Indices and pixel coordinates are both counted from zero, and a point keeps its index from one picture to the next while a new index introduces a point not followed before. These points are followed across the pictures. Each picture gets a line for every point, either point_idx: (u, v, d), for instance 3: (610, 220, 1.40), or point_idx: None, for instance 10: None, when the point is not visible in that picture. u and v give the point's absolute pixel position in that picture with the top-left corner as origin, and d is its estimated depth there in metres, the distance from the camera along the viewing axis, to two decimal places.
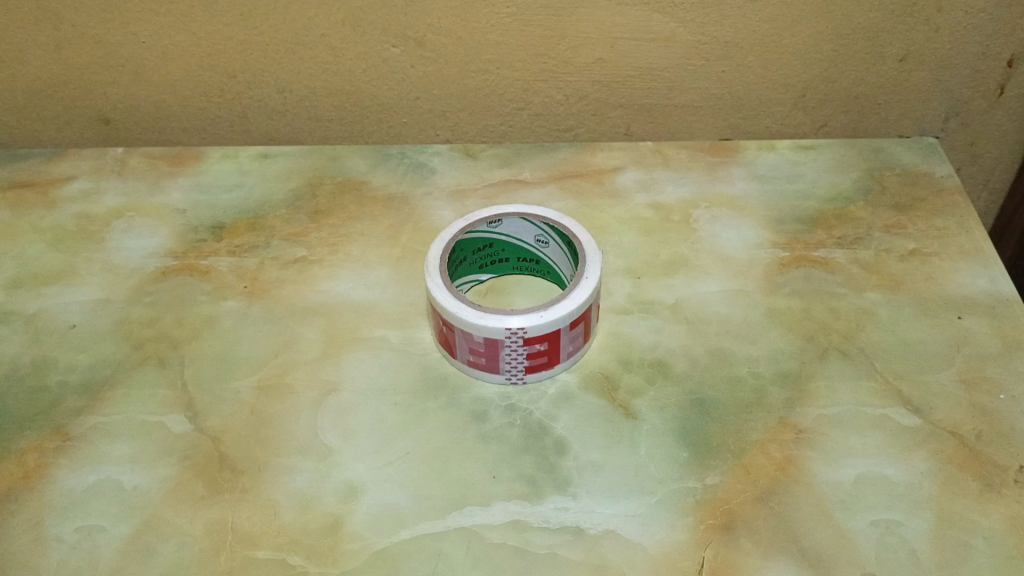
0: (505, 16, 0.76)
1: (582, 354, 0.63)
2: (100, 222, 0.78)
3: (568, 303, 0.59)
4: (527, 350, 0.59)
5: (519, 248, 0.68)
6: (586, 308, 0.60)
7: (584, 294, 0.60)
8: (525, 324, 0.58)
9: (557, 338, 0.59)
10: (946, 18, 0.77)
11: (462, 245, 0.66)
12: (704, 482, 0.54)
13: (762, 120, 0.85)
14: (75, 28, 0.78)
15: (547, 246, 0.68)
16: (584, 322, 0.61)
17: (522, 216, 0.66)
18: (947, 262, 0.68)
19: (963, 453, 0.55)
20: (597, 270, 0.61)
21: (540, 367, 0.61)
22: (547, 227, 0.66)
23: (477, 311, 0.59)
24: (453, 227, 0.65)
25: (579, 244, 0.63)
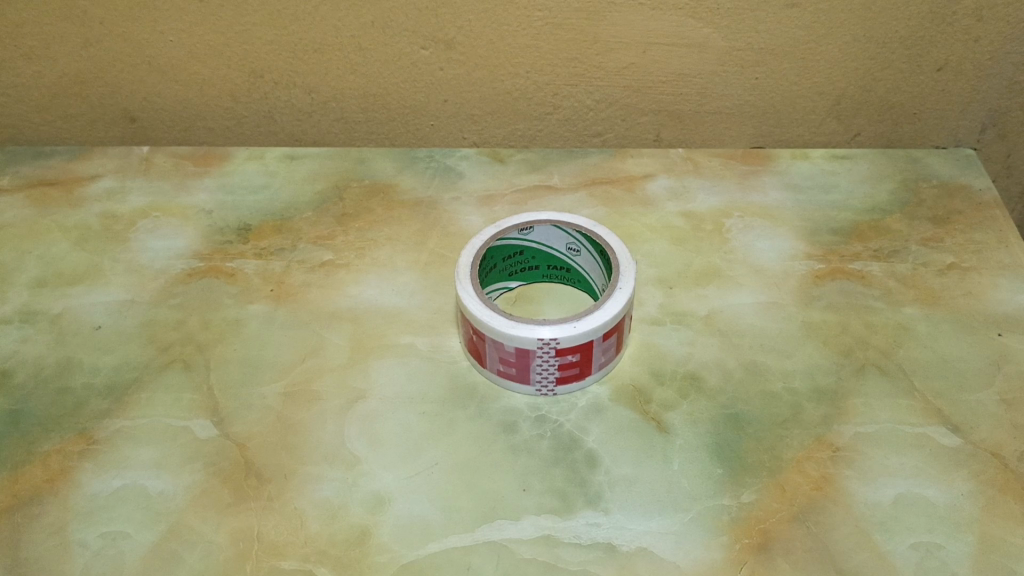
0: (537, 19, 0.75)
1: (614, 365, 0.62)
2: (125, 221, 0.77)
3: (602, 314, 0.58)
4: (558, 361, 0.58)
5: (549, 255, 0.68)
6: (619, 318, 0.59)
7: (619, 305, 0.59)
8: (558, 334, 0.57)
9: (590, 350, 0.58)
10: (986, 28, 0.75)
11: (491, 253, 0.65)
12: (739, 499, 0.53)
13: (795, 128, 0.83)
14: (103, 25, 0.78)
15: (578, 254, 0.67)
16: (617, 334, 0.60)
17: (554, 223, 0.65)
18: (986, 278, 0.67)
19: (1005, 474, 0.54)
20: (631, 279, 0.60)
21: (572, 379, 0.60)
22: (579, 235, 0.65)
23: (509, 320, 0.58)
24: (483, 233, 0.64)
25: (612, 254, 0.62)
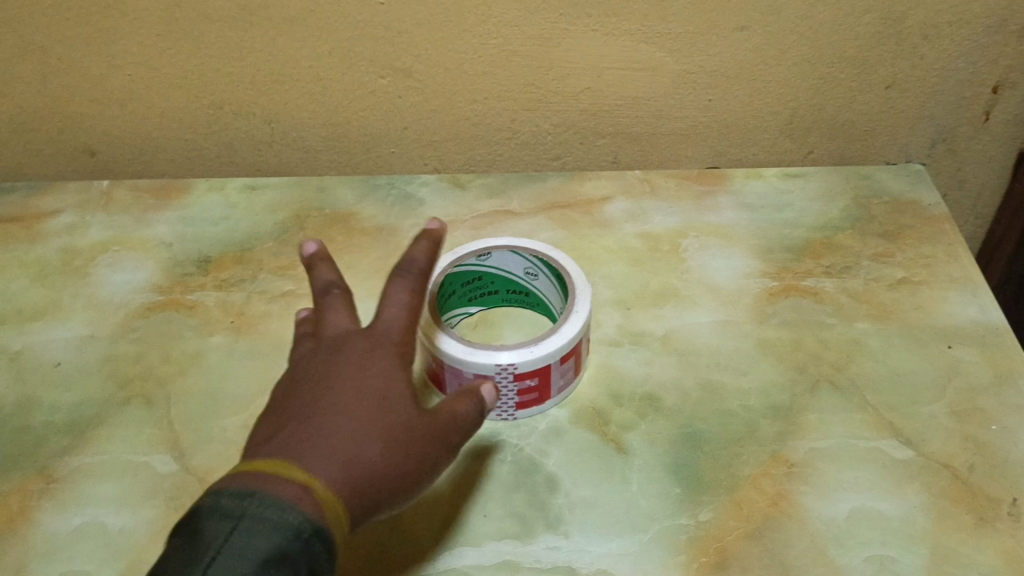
0: (492, 47, 0.76)
1: (573, 388, 0.62)
2: (85, 256, 0.78)
3: (558, 338, 0.59)
4: (517, 386, 0.59)
5: (508, 280, 0.68)
6: (576, 342, 0.60)
7: (575, 330, 0.59)
8: (515, 360, 0.57)
9: (547, 374, 0.59)
10: (931, 46, 0.77)
11: (450, 280, 0.65)
12: (696, 518, 0.54)
13: (749, 147, 0.85)
14: (60, 61, 0.78)
15: (536, 278, 0.67)
16: (574, 358, 0.60)
17: (511, 249, 0.66)
18: (936, 291, 0.69)
19: (956, 485, 0.55)
20: (587, 303, 0.61)
21: (531, 404, 0.60)
22: (536, 260, 0.66)
23: (467, 347, 0.58)
24: (441, 261, 0.65)
25: (568, 278, 0.63)
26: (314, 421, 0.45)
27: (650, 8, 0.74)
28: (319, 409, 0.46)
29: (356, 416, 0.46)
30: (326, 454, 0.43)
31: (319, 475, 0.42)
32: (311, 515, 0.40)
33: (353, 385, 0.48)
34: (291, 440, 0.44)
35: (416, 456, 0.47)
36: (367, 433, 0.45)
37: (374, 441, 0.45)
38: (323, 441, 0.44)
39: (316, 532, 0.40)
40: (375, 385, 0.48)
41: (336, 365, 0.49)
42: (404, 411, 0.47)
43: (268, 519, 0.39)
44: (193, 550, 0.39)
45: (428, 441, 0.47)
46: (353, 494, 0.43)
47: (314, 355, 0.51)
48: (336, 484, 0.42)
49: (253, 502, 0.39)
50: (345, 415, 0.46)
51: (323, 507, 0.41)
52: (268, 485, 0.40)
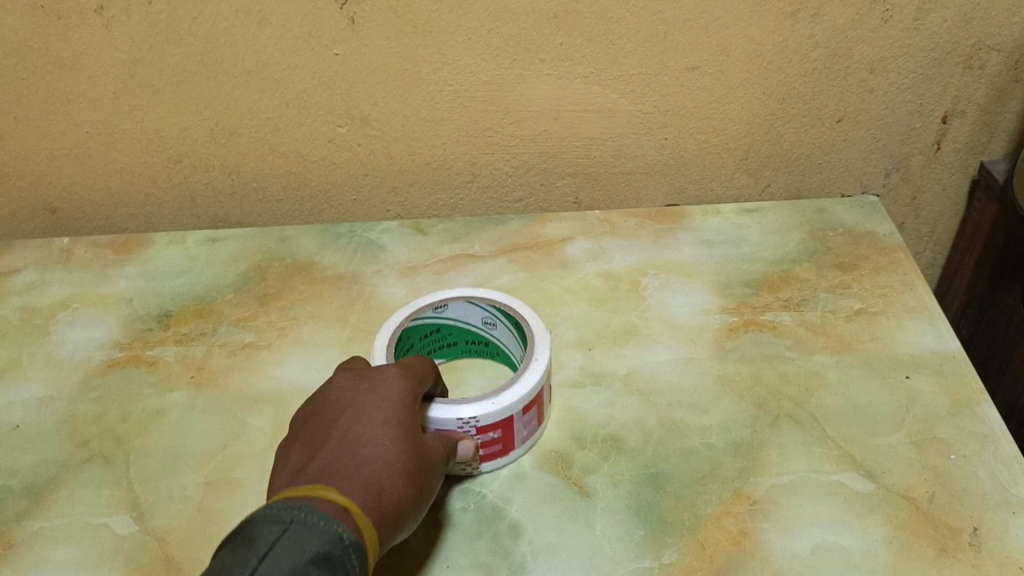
0: (448, 93, 0.77)
1: (537, 439, 0.62)
2: (44, 314, 0.77)
3: (519, 388, 0.59)
4: (480, 439, 0.58)
5: (467, 330, 0.68)
6: (537, 391, 0.60)
7: (535, 377, 0.59)
8: (476, 410, 0.57)
9: (510, 423, 0.58)
10: (879, 79, 0.79)
11: (407, 332, 0.65)
12: (660, 560, 0.54)
13: (707, 183, 0.86)
14: (17, 120, 0.78)
15: (495, 328, 0.67)
16: (536, 407, 0.60)
17: (468, 299, 0.66)
18: (893, 321, 0.69)
19: (917, 516, 0.55)
20: (545, 351, 0.62)
21: (496, 456, 0.60)
22: (494, 310, 0.66)
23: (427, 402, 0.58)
24: (398, 315, 0.65)
25: (527, 326, 0.63)
26: (345, 449, 0.49)
27: (601, 50, 0.75)
28: (343, 440, 0.49)
29: (388, 447, 0.49)
30: (361, 480, 0.46)
31: (357, 496, 0.45)
32: (356, 537, 0.43)
33: (377, 419, 0.51)
34: (331, 468, 0.47)
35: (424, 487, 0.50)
36: (393, 461, 0.49)
37: (397, 467, 0.49)
38: (357, 469, 0.47)
39: (353, 548, 0.43)
40: (390, 416, 0.51)
41: (353, 405, 0.52)
42: (419, 444, 0.51)
43: (324, 525, 0.42)
44: (247, 549, 0.41)
45: (432, 471, 0.51)
46: (389, 520, 0.47)
47: (322, 401, 0.54)
48: (374, 511, 0.46)
49: (309, 512, 0.43)
50: (375, 444, 0.49)
51: (364, 534, 0.44)
52: (317, 506, 0.43)
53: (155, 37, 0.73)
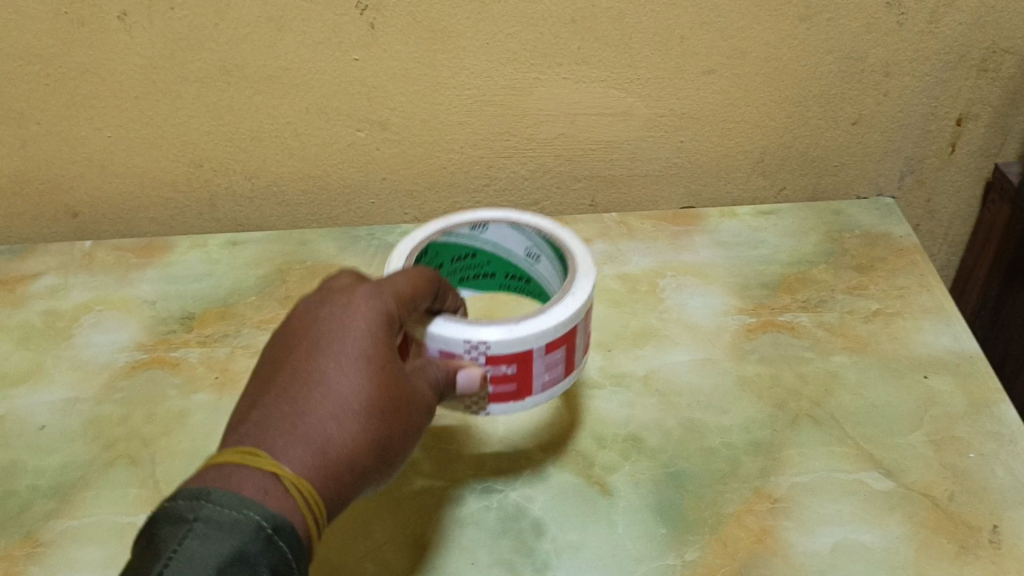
0: (467, 97, 0.78)
1: (557, 388, 0.59)
2: (68, 317, 0.78)
3: (543, 322, 0.56)
4: (492, 371, 0.55)
5: (509, 261, 0.67)
6: (564, 331, 0.56)
7: (564, 320, 0.56)
8: (485, 337, 0.54)
9: (526, 362, 0.56)
10: (894, 82, 0.80)
11: (440, 249, 0.64)
12: (683, 558, 0.54)
13: (723, 186, 0.87)
14: (41, 125, 0.79)
15: (536, 260, 0.65)
16: (559, 350, 0.57)
17: (510, 223, 0.64)
18: (911, 321, 0.70)
19: (937, 514, 0.56)
20: (584, 294, 0.58)
21: (507, 397, 0.57)
22: (537, 236, 0.64)
23: (442, 319, 0.55)
24: (433, 226, 0.64)
25: (569, 258, 0.61)
26: (297, 397, 0.46)
27: (617, 54, 0.76)
28: (298, 386, 0.46)
29: (342, 395, 0.46)
30: (302, 440, 0.44)
31: (292, 461, 0.43)
32: (284, 518, 0.41)
33: (337, 360, 0.47)
34: (275, 423, 0.44)
35: (391, 432, 0.47)
36: (346, 413, 0.46)
37: (350, 419, 0.45)
38: (304, 429, 0.44)
39: (278, 531, 0.41)
40: (354, 358, 0.48)
41: (318, 342, 0.49)
42: (385, 385, 0.48)
43: (235, 519, 0.40)
44: (151, 556, 0.39)
45: (401, 414, 0.48)
46: (334, 480, 0.44)
47: (297, 327, 0.51)
48: (313, 474, 0.43)
49: (222, 505, 0.40)
50: (327, 394, 0.46)
51: (297, 510, 0.42)
52: (233, 491, 0.41)
53: (178, 42, 0.74)
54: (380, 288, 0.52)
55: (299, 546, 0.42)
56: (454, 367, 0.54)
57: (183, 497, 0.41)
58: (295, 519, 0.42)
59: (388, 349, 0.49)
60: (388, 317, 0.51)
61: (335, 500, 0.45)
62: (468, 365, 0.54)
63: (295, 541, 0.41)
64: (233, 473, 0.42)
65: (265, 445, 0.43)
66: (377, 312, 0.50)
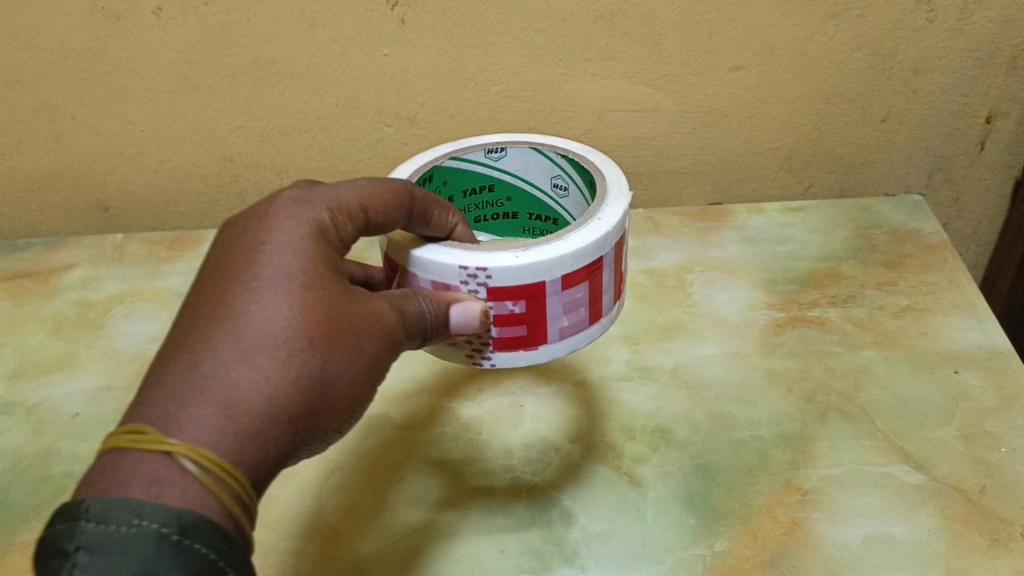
0: (495, 93, 0.78)
1: (580, 336, 0.49)
2: (100, 308, 0.79)
3: (558, 246, 0.46)
4: (495, 306, 0.46)
5: (532, 196, 0.57)
6: (585, 261, 0.46)
7: (587, 250, 0.46)
8: (487, 264, 0.45)
9: (540, 299, 0.46)
10: (923, 80, 0.79)
11: (447, 174, 0.54)
12: (712, 548, 0.54)
13: (750, 183, 0.87)
14: (75, 119, 0.80)
15: (563, 196, 0.55)
16: (581, 287, 0.47)
17: (532, 146, 0.54)
18: (941, 317, 0.70)
19: (968, 508, 0.55)
20: (615, 219, 0.48)
21: (518, 343, 0.48)
22: (561, 161, 0.54)
23: (439, 244, 0.47)
24: (442, 149, 0.55)
25: (599, 179, 0.51)
26: (198, 339, 0.39)
27: (646, 50, 0.76)
28: (201, 325, 0.39)
29: (251, 329, 0.39)
30: (198, 392, 0.37)
31: (186, 422, 0.36)
32: (186, 510, 0.34)
33: (247, 290, 0.40)
34: (171, 373, 0.38)
35: (328, 366, 0.40)
36: (257, 350, 0.38)
37: (262, 357, 0.38)
38: (214, 390, 0.37)
39: (186, 532, 0.34)
40: (269, 284, 0.40)
41: (230, 269, 0.42)
42: (311, 311, 0.40)
43: (122, 534, 0.33)
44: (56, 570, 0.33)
45: (342, 345, 0.41)
46: (246, 435, 0.37)
47: (220, 254, 0.43)
48: (213, 431, 0.36)
49: (102, 520, 0.33)
50: (234, 330, 0.39)
51: (203, 492, 0.35)
52: (115, 493, 0.34)
53: (210, 37, 0.74)
54: (310, 205, 0.45)
55: (220, 533, 0.35)
56: (445, 300, 0.45)
57: (61, 517, 0.34)
58: (204, 507, 0.35)
59: (325, 281, 0.42)
60: (317, 237, 0.43)
61: (257, 457, 0.38)
62: (466, 299, 0.46)
63: (210, 532, 0.35)
64: (119, 462, 0.36)
65: (156, 406, 0.37)
66: (303, 231, 0.43)
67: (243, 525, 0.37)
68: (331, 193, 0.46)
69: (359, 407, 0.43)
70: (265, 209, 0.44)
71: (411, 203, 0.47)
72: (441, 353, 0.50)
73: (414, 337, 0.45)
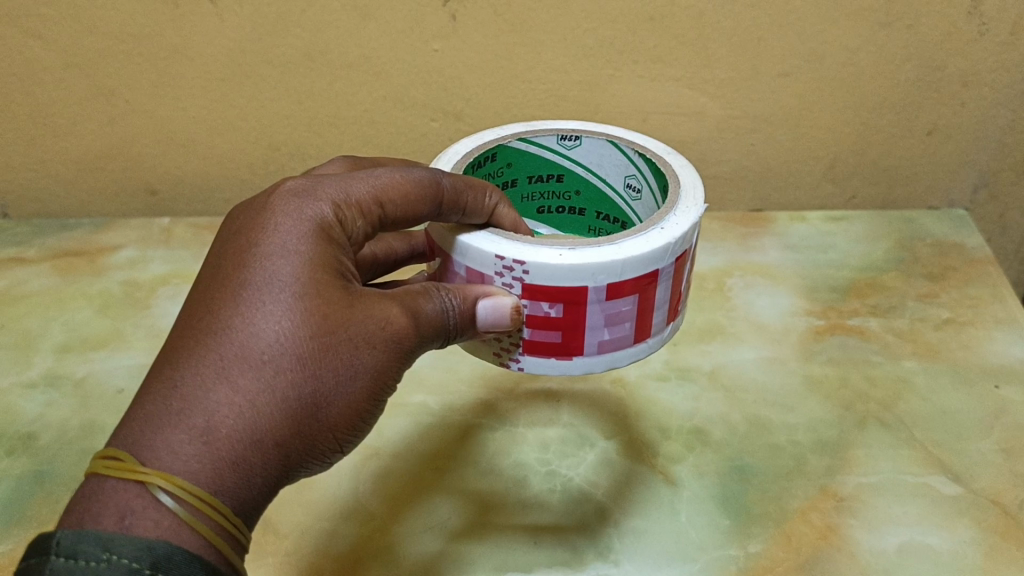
0: (541, 92, 0.79)
1: (623, 354, 0.45)
2: (145, 288, 0.81)
3: (610, 249, 0.41)
4: (530, 306, 0.42)
5: (602, 193, 0.54)
6: (638, 271, 0.41)
7: (639, 262, 0.41)
8: (526, 258, 0.41)
9: (580, 307, 0.42)
10: (971, 93, 0.79)
11: (513, 156, 0.52)
12: (746, 549, 0.54)
13: (792, 192, 0.87)
14: (129, 103, 0.82)
15: (637, 197, 0.52)
16: (629, 300, 0.42)
17: (610, 140, 0.51)
18: (982, 331, 0.70)
19: (1006, 522, 0.55)
20: (679, 232, 0.43)
21: (551, 350, 0.43)
22: (639, 161, 0.50)
23: (483, 231, 0.44)
24: (514, 128, 0.52)
25: (676, 188, 0.46)
26: (180, 356, 0.36)
27: (694, 54, 0.76)
28: (185, 339, 0.36)
29: (236, 346, 0.36)
30: (175, 416, 0.34)
31: (162, 449, 0.33)
32: (160, 542, 0.32)
33: (235, 301, 0.37)
34: (150, 395, 0.35)
35: (320, 383, 0.37)
36: (239, 369, 0.36)
37: (246, 378, 0.35)
38: (191, 410, 0.34)
39: (161, 565, 0.31)
40: (260, 296, 0.37)
41: (220, 276, 0.39)
42: (302, 324, 0.37)
43: (91, 570, 0.31)
44: None
45: (338, 359, 0.38)
46: (227, 463, 0.34)
47: (215, 257, 0.40)
48: (190, 460, 0.34)
49: (71, 555, 0.31)
50: (217, 347, 0.36)
51: (180, 523, 0.33)
52: (85, 527, 0.32)
53: (264, 27, 0.75)
54: (313, 198, 0.41)
55: (200, 564, 0.33)
56: (472, 293, 0.42)
57: (28, 553, 0.32)
58: (182, 539, 0.33)
59: (323, 287, 0.38)
60: (317, 237, 0.40)
61: (242, 485, 0.35)
62: (497, 293, 0.42)
63: (188, 565, 0.32)
64: (95, 490, 0.33)
65: (132, 430, 0.34)
66: (301, 231, 0.40)
67: (230, 557, 0.34)
68: (340, 184, 0.42)
69: (363, 420, 0.40)
70: (263, 207, 0.41)
71: (437, 191, 0.42)
72: (472, 350, 0.46)
73: (431, 337, 0.42)
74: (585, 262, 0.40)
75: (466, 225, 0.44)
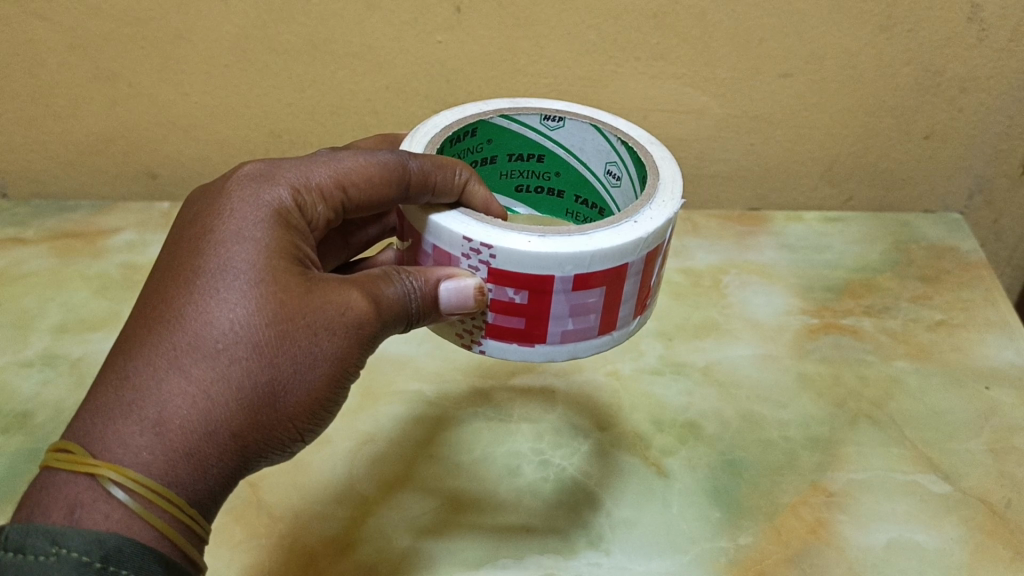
0: (544, 86, 0.79)
1: (586, 345, 0.45)
2: (144, 271, 0.81)
3: (580, 239, 0.41)
4: (495, 292, 0.42)
5: (582, 177, 0.54)
6: (606, 263, 0.41)
7: (609, 255, 0.41)
8: (494, 242, 0.40)
9: (545, 295, 0.41)
10: (969, 98, 0.80)
11: (494, 132, 0.52)
12: (736, 542, 0.54)
13: (789, 193, 0.88)
14: (131, 87, 0.82)
15: (614, 184, 0.52)
16: (595, 292, 0.42)
17: (594, 125, 0.51)
18: (974, 333, 0.71)
19: (993, 521, 0.56)
20: (652, 227, 0.42)
21: (513, 335, 0.43)
22: (620, 148, 0.50)
23: (455, 210, 0.43)
24: (499, 103, 0.52)
25: (655, 180, 0.46)
26: (135, 347, 0.37)
27: (696, 52, 0.76)
28: (141, 329, 0.37)
29: (188, 336, 0.37)
30: (127, 408, 0.35)
31: (114, 441, 0.34)
32: (110, 535, 0.33)
33: (189, 290, 0.38)
34: (104, 384, 0.36)
35: (277, 371, 0.37)
36: (191, 359, 0.36)
37: (198, 367, 0.36)
38: (142, 401, 0.35)
39: (111, 557, 0.33)
40: (213, 286, 0.38)
41: (178, 264, 0.39)
42: (256, 313, 0.37)
43: (40, 564, 0.32)
44: None
45: (295, 347, 0.38)
46: (179, 455, 0.35)
47: (173, 246, 0.41)
48: (141, 451, 0.34)
49: (19, 549, 0.33)
50: (171, 337, 0.37)
51: (132, 515, 0.34)
52: (35, 521, 0.33)
53: (269, 14, 0.75)
54: (270, 184, 0.42)
55: (151, 554, 0.34)
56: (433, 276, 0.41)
57: None
58: (133, 531, 0.34)
59: (277, 275, 0.39)
60: (275, 222, 0.41)
61: (197, 476, 0.35)
62: (461, 275, 0.42)
63: (138, 557, 0.33)
64: (49, 482, 0.35)
65: (85, 423, 0.35)
66: (256, 218, 0.40)
67: (185, 546, 0.35)
68: (301, 172, 0.43)
69: (326, 408, 0.40)
70: (220, 195, 0.42)
71: (403, 174, 0.42)
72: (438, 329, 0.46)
73: (395, 321, 0.42)
74: (553, 252, 0.40)
75: (439, 204, 0.43)
